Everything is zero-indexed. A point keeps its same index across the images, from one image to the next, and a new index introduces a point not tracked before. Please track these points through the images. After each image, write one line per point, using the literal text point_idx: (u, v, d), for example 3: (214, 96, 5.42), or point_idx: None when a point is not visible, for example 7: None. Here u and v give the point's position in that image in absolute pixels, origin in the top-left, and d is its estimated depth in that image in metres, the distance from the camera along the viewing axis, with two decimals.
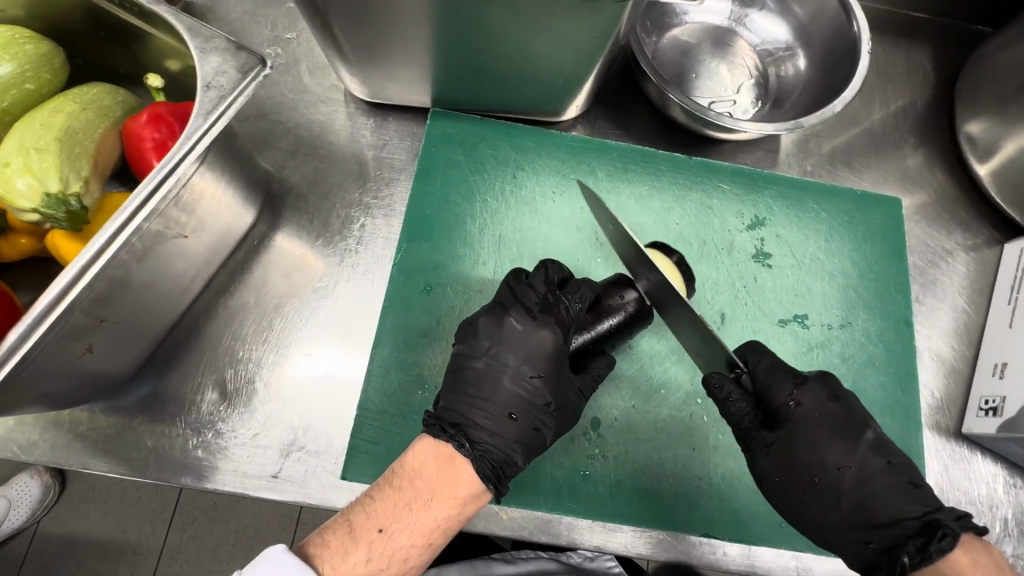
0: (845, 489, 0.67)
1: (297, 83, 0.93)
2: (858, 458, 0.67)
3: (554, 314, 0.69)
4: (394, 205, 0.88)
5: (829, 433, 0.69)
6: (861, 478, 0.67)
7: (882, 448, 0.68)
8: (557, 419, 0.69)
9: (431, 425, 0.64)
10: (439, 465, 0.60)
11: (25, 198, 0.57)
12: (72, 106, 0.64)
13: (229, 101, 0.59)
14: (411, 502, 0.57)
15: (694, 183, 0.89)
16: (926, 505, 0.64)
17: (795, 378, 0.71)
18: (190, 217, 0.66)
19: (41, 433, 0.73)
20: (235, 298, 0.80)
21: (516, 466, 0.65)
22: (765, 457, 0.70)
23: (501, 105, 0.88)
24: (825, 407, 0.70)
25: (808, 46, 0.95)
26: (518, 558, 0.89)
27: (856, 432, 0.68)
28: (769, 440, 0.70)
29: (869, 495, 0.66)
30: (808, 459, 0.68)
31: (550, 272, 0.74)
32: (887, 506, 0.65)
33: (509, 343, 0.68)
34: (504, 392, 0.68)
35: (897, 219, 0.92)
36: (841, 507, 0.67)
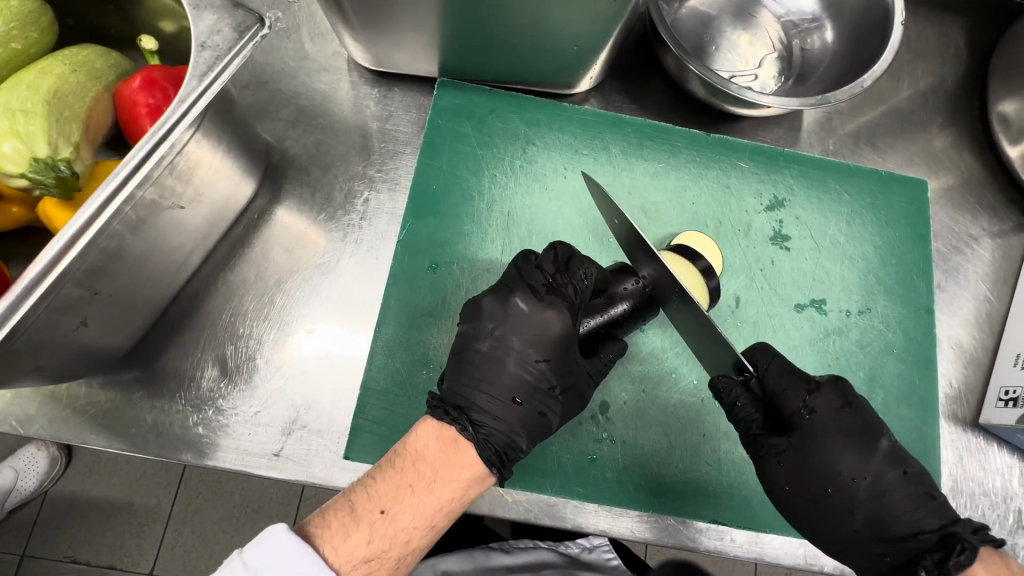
0: (861, 502, 0.64)
1: (298, 49, 0.88)
2: (873, 469, 0.65)
3: (562, 294, 0.66)
4: (399, 178, 0.85)
5: (843, 444, 0.65)
6: (878, 488, 0.64)
7: (897, 457, 0.66)
8: (562, 404, 0.67)
9: (434, 407, 0.61)
10: (443, 447, 0.58)
11: (11, 161, 0.54)
12: (60, 67, 0.60)
13: (226, 63, 0.56)
14: (414, 483, 0.56)
15: (712, 161, 0.85)
16: (946, 517, 0.62)
17: (808, 384, 0.68)
18: (186, 187, 0.63)
19: (39, 407, 0.71)
20: (236, 274, 0.78)
21: (520, 451, 0.63)
22: (775, 466, 0.67)
23: (511, 75, 0.84)
24: (840, 414, 0.66)
25: (836, 18, 0.90)
26: (516, 548, 0.88)
27: (872, 441, 0.66)
28: (781, 448, 0.67)
29: (885, 507, 0.64)
30: (820, 468, 0.65)
31: (557, 250, 0.70)
32: (903, 519, 0.63)
33: (514, 326, 0.66)
34: (509, 375, 0.65)
35: (922, 203, 0.88)
36: (855, 520, 0.64)
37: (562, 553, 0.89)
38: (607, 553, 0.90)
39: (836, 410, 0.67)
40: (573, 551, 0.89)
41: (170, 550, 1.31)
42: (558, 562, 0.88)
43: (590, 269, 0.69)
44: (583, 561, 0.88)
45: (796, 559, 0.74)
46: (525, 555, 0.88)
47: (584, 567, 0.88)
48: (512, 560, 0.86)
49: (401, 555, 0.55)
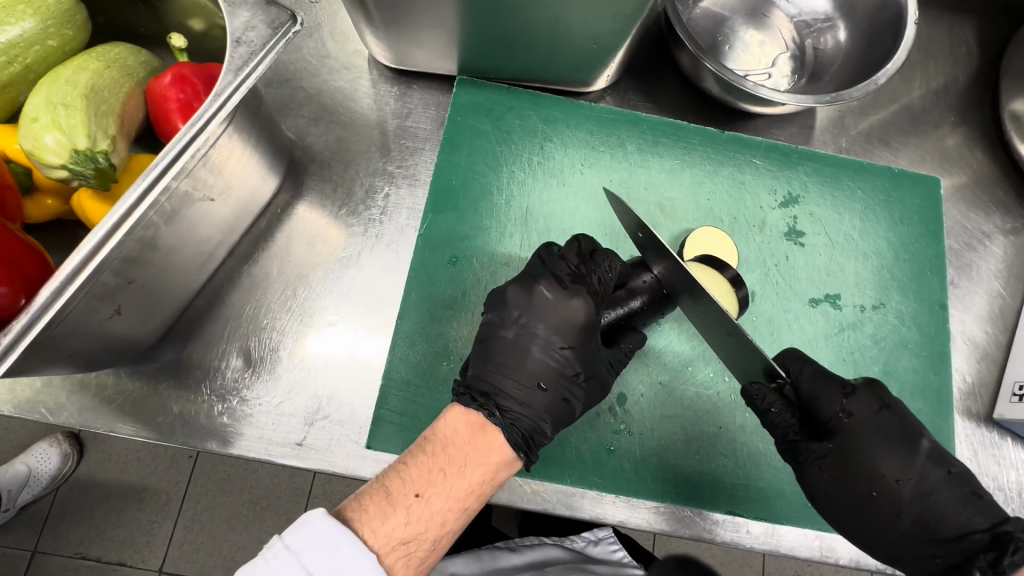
0: (905, 503, 0.65)
1: (319, 48, 0.90)
2: (914, 469, 0.65)
3: (586, 284, 0.67)
4: (418, 174, 0.86)
5: (883, 446, 0.66)
6: (920, 488, 0.65)
7: (938, 457, 0.66)
8: (586, 390, 0.68)
9: (460, 394, 0.63)
10: (471, 432, 0.60)
11: (53, 153, 0.56)
12: (95, 64, 0.62)
13: (260, 58, 0.57)
14: (446, 467, 0.57)
15: (726, 157, 0.87)
16: (994, 515, 0.63)
17: (843, 388, 0.68)
18: (217, 179, 0.65)
19: (68, 395, 0.73)
20: (259, 267, 0.80)
21: (545, 437, 0.65)
22: (816, 471, 0.68)
23: (529, 73, 0.85)
24: (878, 417, 0.67)
25: (849, 17, 0.91)
26: (522, 546, 0.89)
27: (911, 442, 0.66)
28: (821, 453, 0.68)
29: (933, 509, 0.64)
30: (863, 471, 0.66)
31: (581, 242, 0.71)
32: (953, 520, 0.64)
33: (538, 312, 0.67)
34: (534, 361, 0.66)
35: (935, 200, 0.89)
36: (901, 521, 0.65)
37: (569, 549, 0.89)
38: (613, 545, 0.90)
39: (874, 413, 0.67)
40: (578, 545, 0.90)
41: (181, 546, 1.32)
42: (565, 556, 0.87)
43: (614, 260, 0.70)
44: (589, 554, 0.88)
45: (812, 551, 0.74)
46: (531, 552, 0.88)
47: (593, 560, 0.87)
48: (520, 559, 0.86)
49: (437, 537, 0.55)
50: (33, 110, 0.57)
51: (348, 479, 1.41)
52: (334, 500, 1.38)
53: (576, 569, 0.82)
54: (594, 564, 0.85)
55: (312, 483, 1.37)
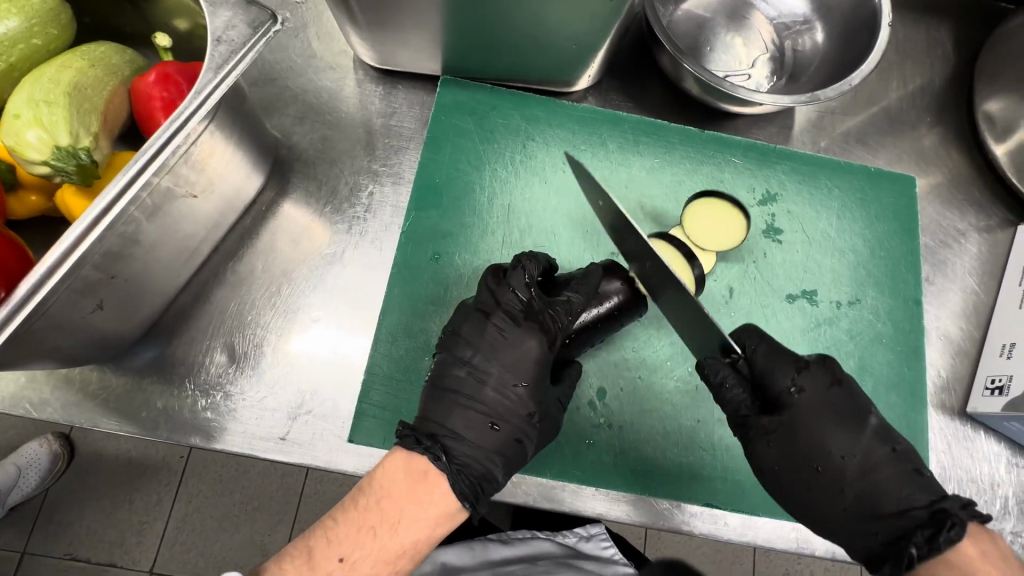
0: (849, 478, 0.66)
1: (305, 48, 0.91)
2: (861, 447, 0.67)
3: (540, 321, 0.70)
4: (403, 173, 0.87)
5: (828, 422, 0.68)
6: (868, 464, 0.66)
7: (885, 434, 0.68)
8: (540, 429, 0.70)
9: (405, 438, 0.62)
10: (411, 483, 0.58)
11: (34, 150, 0.57)
12: (79, 62, 0.63)
13: (240, 56, 0.58)
14: (376, 525, 0.55)
15: (706, 157, 0.88)
16: (935, 494, 0.63)
17: (797, 365, 0.71)
18: (199, 176, 0.66)
19: (52, 390, 0.73)
20: (243, 264, 0.80)
21: (495, 482, 0.65)
22: (763, 442, 0.69)
23: (511, 74, 0.86)
24: (829, 393, 0.69)
25: (826, 19, 0.93)
26: (514, 540, 0.90)
27: (859, 418, 0.68)
28: (769, 427, 0.69)
29: (872, 486, 0.65)
30: (811, 446, 0.67)
31: (528, 270, 0.72)
32: (892, 496, 0.64)
33: (492, 352, 0.69)
34: (488, 399, 0.68)
35: (910, 198, 0.91)
36: (844, 497, 0.66)
37: (561, 544, 0.90)
38: (605, 541, 0.91)
39: (824, 391, 0.69)
40: (570, 540, 0.91)
41: (171, 546, 1.32)
42: (556, 551, 0.88)
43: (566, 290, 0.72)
44: (581, 549, 0.89)
45: (789, 543, 0.75)
46: (522, 546, 0.89)
47: (583, 556, 0.88)
48: (510, 552, 0.88)
49: None
50: (15, 107, 0.58)
51: (339, 479, 1.41)
52: (325, 499, 1.38)
53: (565, 564, 0.84)
54: (583, 560, 0.87)
55: (303, 482, 1.38)
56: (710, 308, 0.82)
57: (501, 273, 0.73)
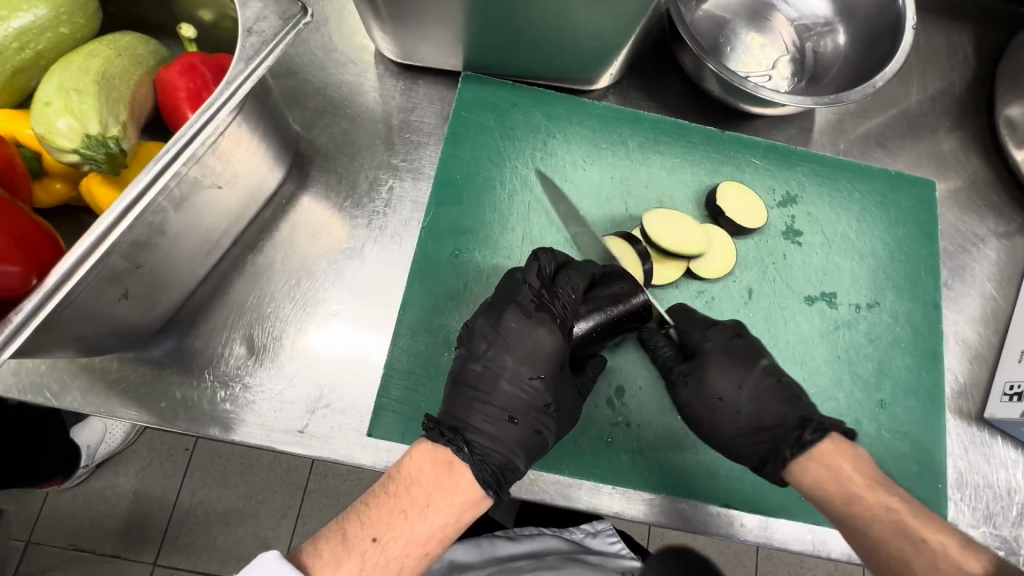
0: (742, 405, 0.72)
1: (326, 41, 0.91)
2: (752, 381, 0.73)
3: (549, 312, 0.70)
4: (422, 168, 0.87)
5: (729, 363, 0.74)
6: (757, 397, 0.72)
7: (773, 370, 0.74)
8: (559, 420, 0.69)
9: (430, 429, 0.63)
10: (437, 471, 0.60)
11: (65, 137, 0.57)
12: (106, 51, 0.63)
13: (271, 48, 0.58)
14: (407, 509, 0.57)
15: (727, 157, 0.88)
16: (811, 412, 0.70)
17: (706, 322, 0.77)
18: (225, 168, 0.66)
19: (72, 378, 0.74)
20: (263, 256, 0.80)
21: (517, 472, 0.65)
22: (680, 389, 0.74)
23: (532, 71, 0.86)
24: (731, 341, 0.75)
25: (848, 22, 0.93)
26: (521, 536, 0.90)
27: (754, 359, 0.74)
28: (685, 373, 0.74)
29: (760, 408, 0.72)
30: (718, 382, 0.73)
31: (543, 266, 0.73)
32: (773, 415, 0.71)
33: (508, 344, 0.69)
34: (504, 393, 0.68)
35: (930, 202, 0.91)
36: (738, 421, 0.72)
37: (568, 540, 0.90)
38: (612, 537, 0.91)
39: (728, 339, 0.75)
40: (577, 536, 0.91)
41: (176, 538, 1.33)
42: (563, 547, 0.88)
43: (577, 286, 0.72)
44: (587, 545, 0.89)
45: (804, 545, 0.75)
46: (530, 542, 0.89)
47: (589, 550, 0.88)
48: (517, 547, 0.88)
49: None
50: (45, 94, 0.58)
51: (344, 473, 1.41)
52: (330, 493, 1.38)
53: (573, 559, 0.83)
54: (588, 554, 0.86)
55: (308, 476, 1.38)
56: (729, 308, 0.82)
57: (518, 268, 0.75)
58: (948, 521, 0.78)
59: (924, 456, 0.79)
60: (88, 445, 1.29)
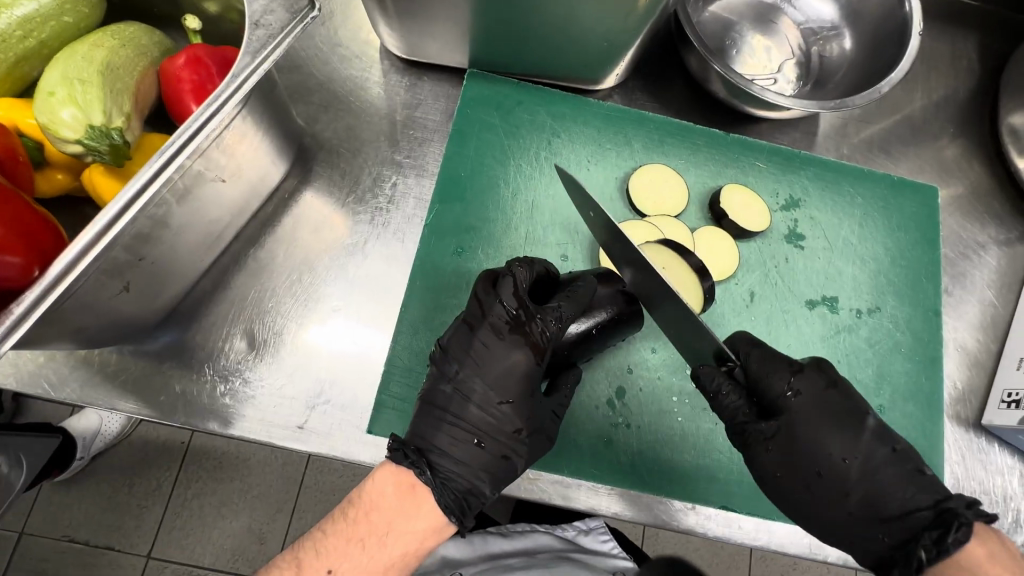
0: (853, 481, 0.65)
1: (331, 35, 0.91)
2: (863, 448, 0.66)
3: (524, 332, 0.68)
4: (427, 165, 0.87)
5: (829, 425, 0.67)
6: (869, 469, 0.65)
7: (884, 435, 0.67)
8: (529, 446, 0.69)
9: (394, 450, 0.62)
10: (398, 495, 0.59)
11: (68, 128, 0.56)
12: (110, 41, 0.62)
13: (277, 41, 0.58)
14: (365, 536, 0.57)
15: (731, 160, 0.88)
16: (938, 493, 0.63)
17: (791, 367, 0.69)
18: (228, 162, 0.66)
19: (69, 370, 0.73)
20: (265, 251, 0.80)
21: (482, 497, 0.66)
22: (764, 451, 0.68)
23: (539, 69, 0.86)
24: (825, 394, 0.68)
25: (854, 26, 0.93)
26: (512, 532, 0.90)
27: (854, 420, 0.67)
28: (767, 433, 0.68)
29: (877, 487, 0.65)
30: (813, 449, 0.66)
31: (518, 278, 0.70)
32: (895, 498, 0.64)
33: (478, 366, 0.68)
34: (471, 418, 0.68)
35: (933, 208, 0.91)
36: (851, 501, 0.65)
37: (561, 538, 0.90)
38: (604, 535, 0.91)
39: (819, 391, 0.68)
40: (569, 534, 0.91)
41: (168, 532, 1.32)
42: (555, 544, 0.89)
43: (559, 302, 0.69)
44: (580, 543, 0.89)
45: (801, 548, 0.76)
46: (521, 539, 0.89)
47: (582, 549, 0.89)
48: (509, 544, 0.88)
49: None
50: (49, 84, 0.57)
51: (340, 469, 1.41)
52: (324, 489, 1.37)
53: (564, 559, 0.85)
54: (579, 553, 0.87)
55: (303, 472, 1.37)
56: (731, 311, 0.82)
57: (493, 280, 0.71)
58: None
59: None
60: (82, 437, 1.28)
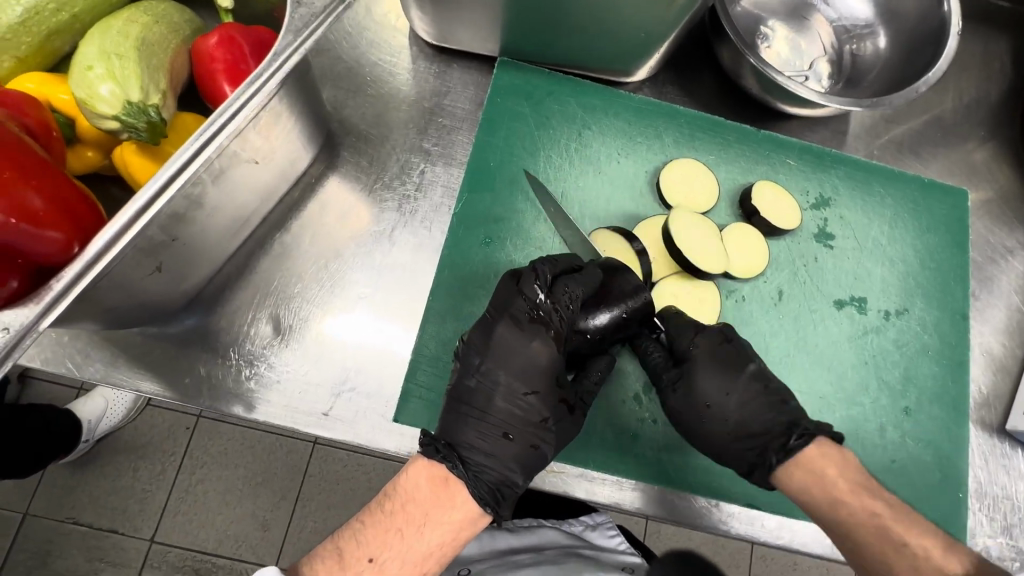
0: (730, 412, 0.71)
1: (358, 19, 0.89)
2: (739, 385, 0.72)
3: (544, 322, 0.68)
4: (455, 154, 0.86)
5: (716, 365, 0.73)
6: (745, 402, 0.71)
7: (763, 375, 0.73)
8: (558, 434, 0.68)
9: (425, 445, 0.62)
10: (434, 488, 0.60)
11: (106, 103, 0.55)
12: (144, 16, 0.61)
13: (320, 22, 0.57)
14: (404, 526, 0.57)
15: (762, 157, 0.87)
16: (796, 416, 0.70)
17: (695, 326, 0.75)
18: (262, 144, 0.65)
19: (88, 352, 0.72)
20: (291, 236, 0.79)
21: (516, 487, 0.66)
22: (671, 393, 0.72)
23: (570, 58, 0.85)
24: (720, 346, 0.73)
25: (890, 25, 0.92)
26: (519, 527, 0.90)
27: (740, 363, 0.73)
28: (673, 378, 0.72)
29: (748, 413, 0.71)
30: (711, 386, 0.72)
31: (541, 273, 0.69)
32: (758, 419, 0.70)
33: (500, 358, 0.68)
34: (499, 410, 0.67)
35: (963, 211, 0.90)
36: (726, 428, 0.71)
37: (567, 532, 0.90)
38: (611, 530, 0.91)
39: (718, 344, 0.73)
40: (576, 529, 0.91)
41: (173, 517, 1.32)
42: (562, 539, 0.88)
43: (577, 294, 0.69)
44: (588, 539, 0.89)
45: (824, 548, 0.76)
46: (528, 535, 0.89)
47: (592, 545, 0.88)
48: (517, 540, 0.88)
49: None
50: (86, 59, 0.56)
51: (345, 459, 1.39)
52: (329, 479, 1.37)
53: (572, 554, 0.83)
54: (588, 549, 0.86)
55: (308, 461, 1.36)
56: (759, 309, 0.81)
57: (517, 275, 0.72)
58: (967, 531, 0.78)
59: (947, 465, 0.79)
60: (88, 419, 1.27)
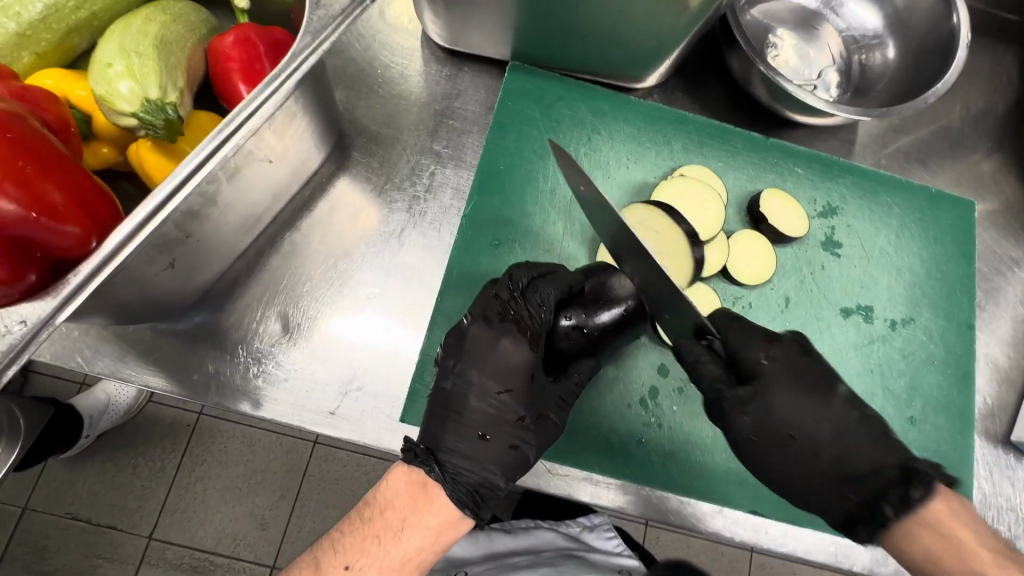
0: (824, 444, 0.64)
1: (371, 22, 0.90)
2: (834, 413, 0.65)
3: (516, 321, 0.68)
4: (465, 156, 0.87)
5: (797, 389, 0.66)
6: (839, 433, 0.64)
7: (855, 400, 0.66)
8: (536, 433, 0.68)
9: (406, 450, 0.62)
10: (413, 493, 0.59)
11: (125, 100, 0.56)
12: (163, 15, 0.62)
13: (337, 23, 0.58)
14: (381, 533, 0.57)
15: (770, 164, 0.87)
16: (906, 454, 0.62)
17: (766, 337, 0.69)
18: (277, 144, 0.66)
19: (95, 347, 0.73)
20: (301, 235, 0.80)
21: (496, 488, 0.65)
22: (739, 417, 0.66)
23: (581, 63, 0.85)
24: (798, 360, 0.68)
25: (899, 36, 0.92)
26: (517, 529, 0.91)
27: (829, 387, 0.66)
28: (743, 399, 0.66)
29: (847, 450, 0.63)
30: (787, 414, 0.65)
31: (516, 277, 0.70)
32: (865, 457, 0.63)
33: (475, 359, 0.67)
34: (473, 411, 0.66)
35: (970, 222, 0.90)
36: (819, 463, 0.64)
37: (564, 534, 0.90)
38: (608, 533, 0.91)
39: (795, 358, 0.68)
40: (574, 531, 0.91)
41: (171, 514, 1.32)
42: (559, 541, 0.88)
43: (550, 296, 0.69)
44: (585, 540, 0.89)
45: (827, 556, 0.76)
46: (524, 536, 0.89)
47: (591, 548, 0.88)
48: (514, 542, 0.88)
49: None
50: (106, 56, 0.57)
51: (344, 459, 1.39)
52: (328, 479, 1.37)
53: (570, 556, 0.83)
54: (589, 552, 0.86)
55: (308, 460, 1.37)
56: (767, 316, 0.82)
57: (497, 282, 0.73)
58: None
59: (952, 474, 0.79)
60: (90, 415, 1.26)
